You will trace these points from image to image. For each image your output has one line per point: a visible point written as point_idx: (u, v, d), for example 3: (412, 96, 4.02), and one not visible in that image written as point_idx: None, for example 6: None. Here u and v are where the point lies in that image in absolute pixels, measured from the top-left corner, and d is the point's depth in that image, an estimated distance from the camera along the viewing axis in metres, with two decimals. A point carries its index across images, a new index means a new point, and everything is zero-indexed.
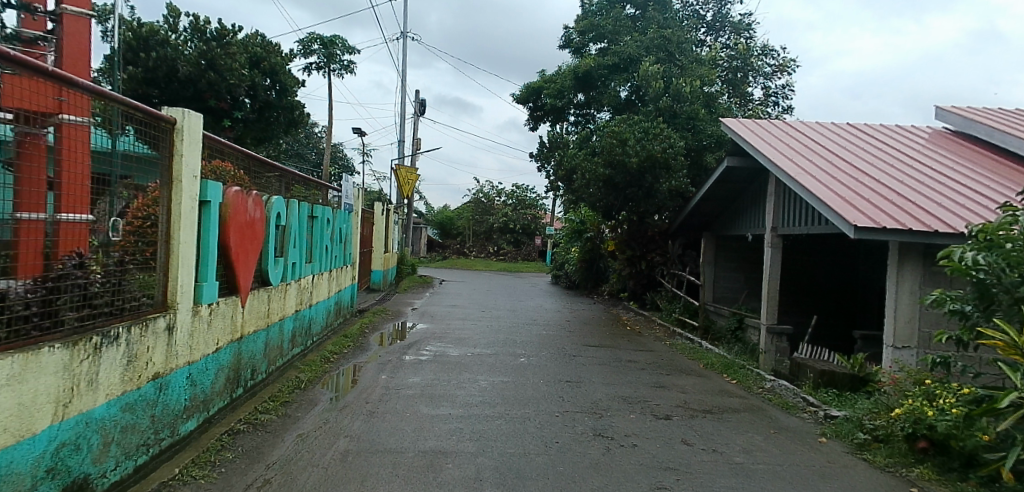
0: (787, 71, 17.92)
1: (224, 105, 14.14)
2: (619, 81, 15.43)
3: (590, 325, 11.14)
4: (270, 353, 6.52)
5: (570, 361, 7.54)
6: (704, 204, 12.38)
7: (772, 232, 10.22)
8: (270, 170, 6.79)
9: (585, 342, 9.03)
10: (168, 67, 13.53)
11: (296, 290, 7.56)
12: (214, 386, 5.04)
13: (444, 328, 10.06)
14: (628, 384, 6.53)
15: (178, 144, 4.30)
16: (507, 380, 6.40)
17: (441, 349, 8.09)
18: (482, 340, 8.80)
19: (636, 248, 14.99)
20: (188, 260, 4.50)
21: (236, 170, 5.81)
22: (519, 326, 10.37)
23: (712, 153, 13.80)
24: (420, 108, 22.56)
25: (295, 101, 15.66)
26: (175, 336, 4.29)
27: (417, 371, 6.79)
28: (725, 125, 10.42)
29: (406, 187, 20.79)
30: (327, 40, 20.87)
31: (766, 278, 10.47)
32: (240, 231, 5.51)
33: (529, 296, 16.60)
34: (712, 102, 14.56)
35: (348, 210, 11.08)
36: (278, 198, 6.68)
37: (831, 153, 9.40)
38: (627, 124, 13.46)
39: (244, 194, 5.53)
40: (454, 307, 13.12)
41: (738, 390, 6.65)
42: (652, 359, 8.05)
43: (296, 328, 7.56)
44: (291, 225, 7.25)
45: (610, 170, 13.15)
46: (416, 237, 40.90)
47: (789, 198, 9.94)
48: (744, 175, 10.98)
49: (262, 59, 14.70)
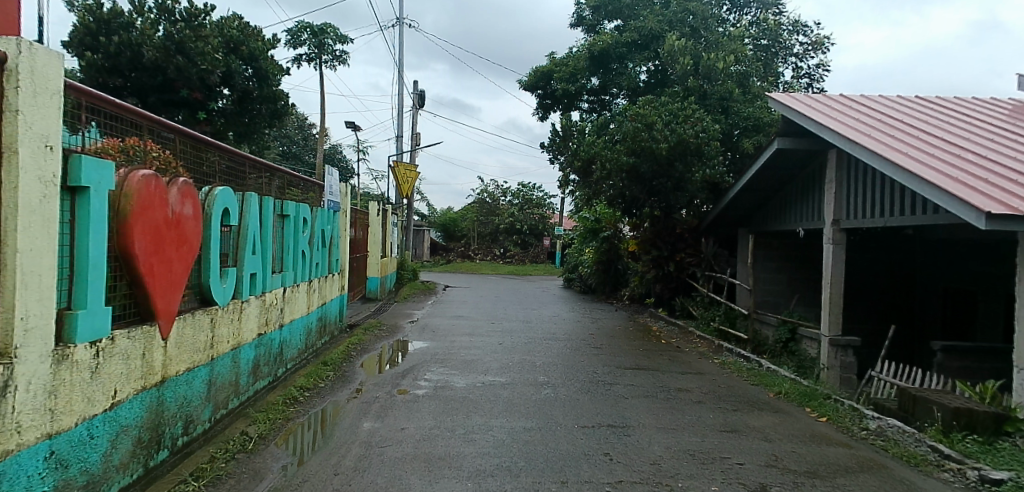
0: (821, 49, 16.26)
1: (197, 95, 12.68)
2: (640, 60, 13.97)
3: (617, 338, 9.55)
4: (215, 395, 4.96)
5: (607, 394, 5.91)
6: (745, 194, 10.78)
7: (833, 226, 8.74)
8: (217, 152, 5.25)
9: (618, 363, 7.39)
10: (132, 52, 11.92)
11: (259, 307, 5.98)
12: (108, 459, 3.42)
13: (448, 347, 8.42)
14: (691, 430, 4.91)
15: (9, 93, 2.59)
16: (531, 427, 4.78)
17: (443, 378, 6.46)
18: (494, 364, 7.18)
19: (663, 247, 13.13)
20: (42, 277, 2.83)
21: (157, 149, 4.23)
22: (536, 342, 8.78)
23: (750, 138, 12.15)
24: (418, 100, 20.97)
25: (278, 91, 14.17)
26: (13, 398, 2.60)
27: (412, 414, 5.14)
28: (775, 101, 8.83)
29: (406, 186, 19.17)
30: (317, 28, 19.31)
31: (826, 281, 8.88)
32: (158, 236, 3.89)
33: (543, 304, 14.95)
34: (747, 82, 12.90)
35: (335, 210, 9.49)
36: (225, 190, 5.03)
37: (915, 128, 7.74)
38: (653, 107, 11.85)
39: (160, 182, 3.88)
40: (460, 318, 11.49)
41: (836, 434, 5.06)
42: (707, 386, 6.43)
43: (259, 355, 6.00)
44: (250, 226, 5.64)
45: (635, 159, 11.49)
46: (417, 240, 39.28)
47: (857, 185, 8.36)
48: (795, 159, 9.42)
49: (239, 44, 13.17)
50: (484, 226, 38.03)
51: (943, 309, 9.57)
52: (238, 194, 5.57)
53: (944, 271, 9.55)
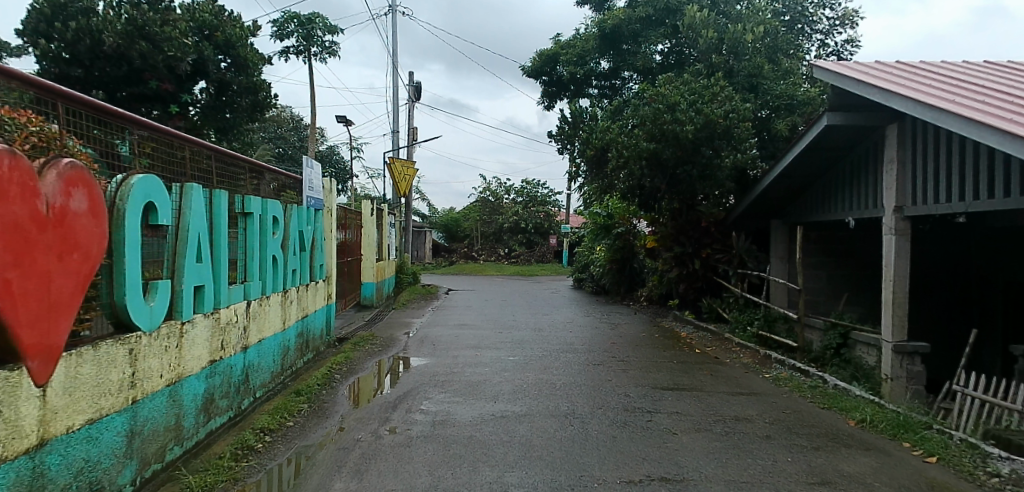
0: (849, 24, 14.94)
1: (168, 87, 11.50)
2: (656, 38, 12.78)
3: (644, 348, 8.34)
4: (143, 448, 3.72)
5: (650, 429, 4.68)
6: (782, 181, 9.57)
7: (896, 214, 7.48)
8: (134, 128, 3.99)
9: (653, 382, 6.19)
10: (91, 40, 10.69)
11: (211, 328, 4.74)
12: None
13: (450, 364, 7.20)
14: (769, 483, 3.68)
15: None
16: (558, 486, 3.56)
17: (444, 409, 5.26)
18: (506, 387, 5.97)
19: (686, 244, 11.86)
20: None
21: (37, 122, 2.98)
22: (552, 356, 7.57)
23: (783, 119, 10.86)
24: (415, 93, 19.78)
25: (258, 81, 13.03)
26: None
27: (402, 466, 3.94)
28: (825, 71, 7.61)
29: (405, 184, 18.12)
30: (304, 18, 18.12)
31: (887, 277, 7.64)
32: (18, 241, 2.66)
33: (554, 308, 13.73)
34: (776, 57, 11.65)
35: (318, 209, 8.31)
36: (149, 180, 3.80)
37: (1002, 91, 6.46)
38: (673, 86, 10.67)
39: (21, 160, 2.65)
40: (464, 328, 10.27)
41: (957, 483, 3.85)
42: (771, 415, 5.19)
43: (213, 388, 4.77)
44: (191, 225, 4.40)
45: (656, 144, 10.25)
46: (418, 241, 36.76)
47: (925, 165, 7.09)
48: (845, 139, 8.21)
49: (213, 30, 12.00)
50: (488, 226, 36.84)
51: (1019, 307, 8.29)
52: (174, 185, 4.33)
53: (1009, 262, 8.33)
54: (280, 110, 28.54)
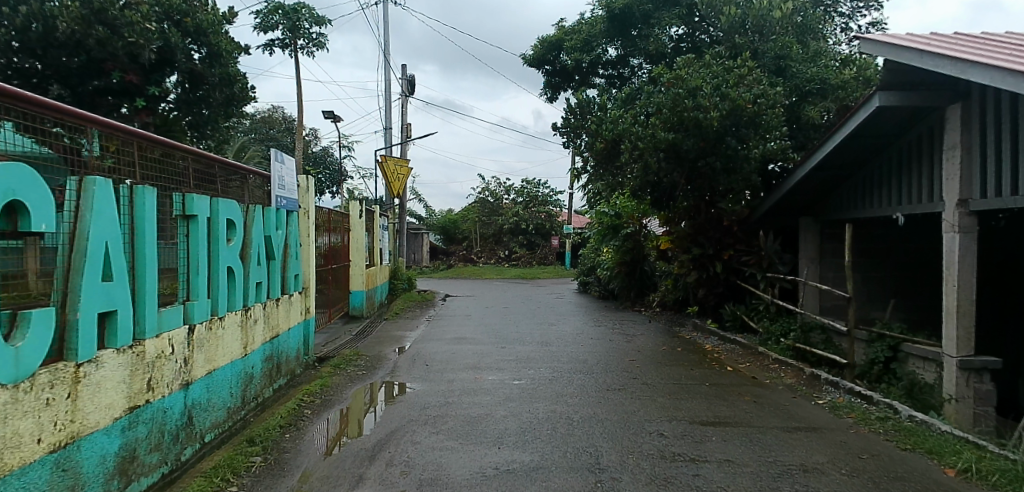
0: (874, 6, 13.88)
1: (132, 78, 10.43)
2: (670, 19, 11.78)
3: (669, 367, 7.26)
4: None
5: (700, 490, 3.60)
6: (817, 173, 8.50)
7: (960, 209, 6.34)
8: None
9: (691, 416, 5.12)
10: (43, 26, 9.62)
11: (130, 366, 3.65)
12: None
13: (445, 392, 6.12)
14: None
15: None
16: None
17: (436, 458, 4.18)
18: (511, 425, 4.89)
19: (705, 245, 10.83)
20: None
21: None
22: (565, 380, 6.46)
23: (813, 105, 9.84)
24: (408, 87, 18.72)
25: (234, 72, 11.99)
26: None
27: None
28: (878, 42, 6.55)
29: (398, 183, 17.08)
30: (289, 8, 17.03)
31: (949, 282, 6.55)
32: None
33: (560, 316, 12.65)
34: (805, 38, 10.78)
35: (293, 212, 7.23)
36: (12, 168, 2.67)
37: None
38: (693, 69, 9.68)
39: None
40: (461, 342, 9.18)
41: None
42: (846, 462, 4.12)
43: (134, 442, 3.67)
44: (93, 232, 3.31)
45: (674, 134, 9.19)
46: (415, 245, 35.70)
47: (999, 150, 5.96)
48: (896, 122, 7.15)
49: (182, 15, 10.93)
50: (487, 227, 35.71)
51: None
52: (51, 178, 3.11)
53: None
54: (273, 111, 27.57)
